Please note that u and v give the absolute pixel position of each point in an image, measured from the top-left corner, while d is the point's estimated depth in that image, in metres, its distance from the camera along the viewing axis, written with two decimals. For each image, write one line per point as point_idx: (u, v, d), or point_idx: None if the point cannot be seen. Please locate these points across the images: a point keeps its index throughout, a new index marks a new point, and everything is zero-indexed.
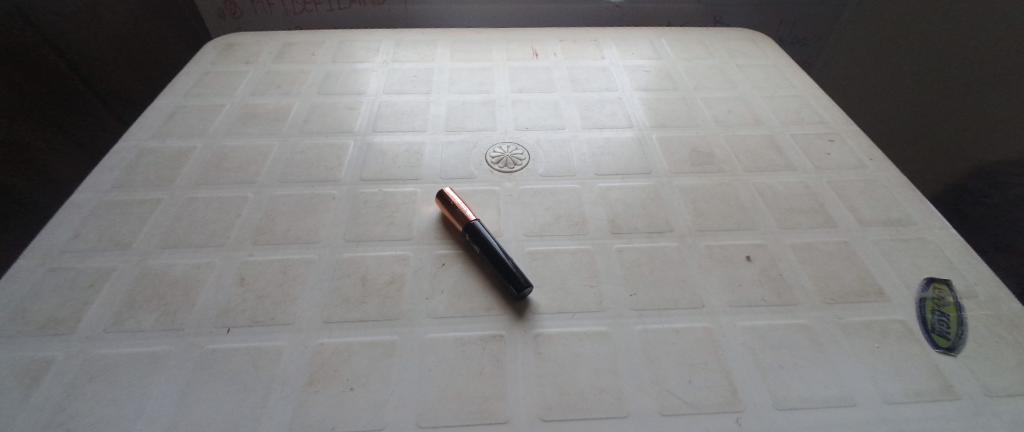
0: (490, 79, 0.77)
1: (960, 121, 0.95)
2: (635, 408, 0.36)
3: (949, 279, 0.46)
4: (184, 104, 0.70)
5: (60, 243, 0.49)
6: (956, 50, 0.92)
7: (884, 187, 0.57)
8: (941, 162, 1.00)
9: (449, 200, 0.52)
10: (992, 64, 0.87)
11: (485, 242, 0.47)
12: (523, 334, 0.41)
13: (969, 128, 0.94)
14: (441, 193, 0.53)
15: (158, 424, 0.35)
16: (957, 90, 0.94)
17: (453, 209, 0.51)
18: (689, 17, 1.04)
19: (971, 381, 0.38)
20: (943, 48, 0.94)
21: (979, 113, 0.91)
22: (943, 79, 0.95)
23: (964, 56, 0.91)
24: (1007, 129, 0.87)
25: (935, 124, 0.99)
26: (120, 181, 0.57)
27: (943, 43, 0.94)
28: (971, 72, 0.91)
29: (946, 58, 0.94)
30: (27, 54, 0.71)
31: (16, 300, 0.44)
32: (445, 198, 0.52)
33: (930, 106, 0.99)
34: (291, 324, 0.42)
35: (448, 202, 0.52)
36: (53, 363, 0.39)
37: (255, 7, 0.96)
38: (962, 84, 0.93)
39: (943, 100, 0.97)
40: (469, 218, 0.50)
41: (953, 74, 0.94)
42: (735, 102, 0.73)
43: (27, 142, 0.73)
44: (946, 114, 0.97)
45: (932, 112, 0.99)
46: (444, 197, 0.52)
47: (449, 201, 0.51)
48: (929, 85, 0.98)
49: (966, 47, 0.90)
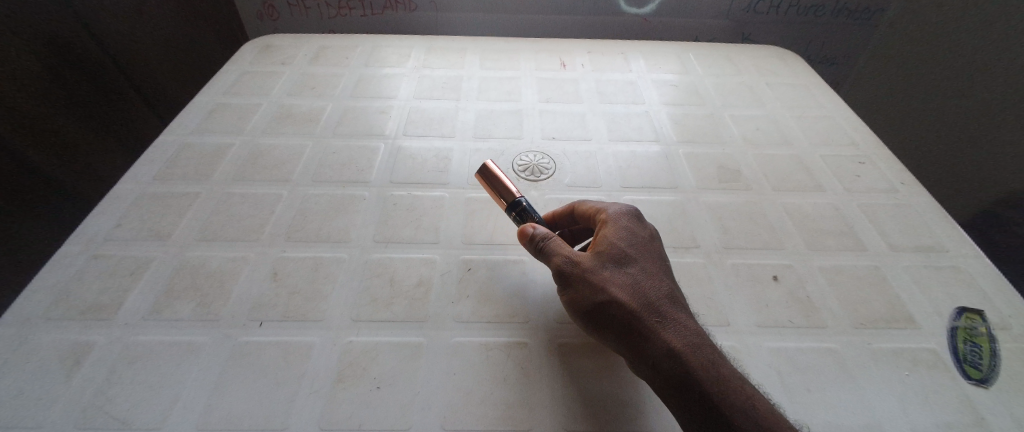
0: (518, 88, 0.78)
1: (1005, 139, 0.85)
2: (657, 424, 0.36)
3: (982, 310, 0.45)
4: (223, 102, 0.73)
5: (104, 231, 0.52)
6: (993, 67, 0.86)
7: (916, 213, 0.56)
8: (982, 177, 0.91)
9: (495, 176, 0.48)
10: (997, 77, 0.86)
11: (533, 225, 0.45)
12: (547, 342, 0.42)
13: (975, 143, 0.91)
14: (484, 167, 0.49)
15: (192, 413, 0.36)
16: (999, 108, 0.86)
17: (497, 186, 0.48)
18: (716, 33, 1.04)
19: (1004, 415, 0.37)
20: (979, 66, 0.88)
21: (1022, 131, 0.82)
22: (981, 101, 0.89)
23: (1003, 74, 0.84)
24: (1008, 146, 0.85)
25: (946, 138, 0.97)
26: (160, 175, 0.60)
27: (980, 60, 0.88)
28: (1006, 90, 0.84)
29: (983, 76, 0.88)
30: (86, 61, 0.74)
31: (62, 284, 0.46)
32: (488, 173, 0.49)
33: (972, 125, 0.91)
34: (321, 321, 0.43)
35: (491, 179, 0.49)
36: (94, 347, 0.40)
37: (291, 11, 0.99)
38: (1003, 101, 0.85)
39: (988, 119, 0.88)
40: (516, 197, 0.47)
41: (990, 92, 0.87)
42: (763, 120, 0.72)
43: (82, 146, 0.76)
44: (983, 133, 0.89)
45: (976, 131, 0.91)
46: (486, 173, 0.49)
47: (495, 177, 0.48)
48: (967, 104, 0.91)
49: (1004, 64, 0.84)
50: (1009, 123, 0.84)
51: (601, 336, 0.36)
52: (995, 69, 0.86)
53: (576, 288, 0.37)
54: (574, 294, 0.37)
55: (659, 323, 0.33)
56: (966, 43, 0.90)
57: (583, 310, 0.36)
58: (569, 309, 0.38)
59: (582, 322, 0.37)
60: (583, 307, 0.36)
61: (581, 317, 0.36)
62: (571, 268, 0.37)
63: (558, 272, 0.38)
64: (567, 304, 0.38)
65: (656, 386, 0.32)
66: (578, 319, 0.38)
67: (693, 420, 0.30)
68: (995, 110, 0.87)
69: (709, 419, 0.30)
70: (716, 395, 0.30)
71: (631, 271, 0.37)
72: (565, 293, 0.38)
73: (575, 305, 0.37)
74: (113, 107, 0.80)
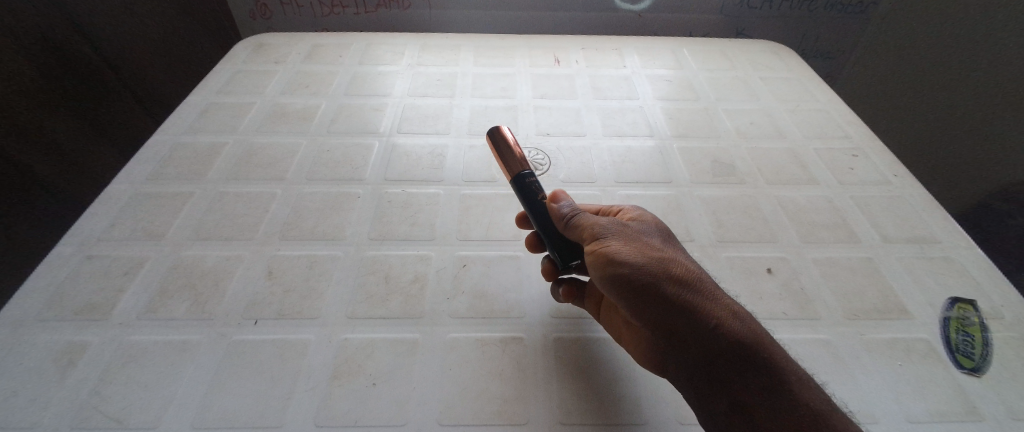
0: (513, 85, 0.78)
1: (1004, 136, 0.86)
2: (652, 416, 0.36)
3: (974, 300, 0.46)
4: (217, 101, 0.72)
5: (97, 232, 0.51)
6: (990, 66, 0.86)
7: (909, 205, 0.57)
8: (978, 172, 0.92)
9: (505, 141, 0.46)
10: (992, 74, 0.86)
11: (530, 195, 0.42)
12: (542, 337, 0.42)
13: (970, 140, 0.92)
14: (496, 131, 0.47)
15: (188, 412, 0.36)
16: (998, 106, 0.86)
17: (507, 155, 0.46)
18: (710, 29, 1.04)
19: (995, 403, 0.37)
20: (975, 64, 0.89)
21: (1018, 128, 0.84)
22: (975, 97, 0.90)
23: (1002, 72, 0.85)
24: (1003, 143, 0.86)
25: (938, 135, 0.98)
26: (153, 174, 0.59)
27: (974, 56, 0.89)
28: (1001, 86, 0.85)
29: (980, 74, 0.88)
30: (78, 62, 0.73)
31: (55, 285, 0.45)
32: (500, 140, 0.46)
33: (970, 123, 0.92)
34: (317, 319, 0.43)
35: (504, 147, 0.46)
36: (88, 347, 0.40)
37: (284, 9, 0.99)
38: (1002, 99, 0.85)
39: (983, 116, 0.89)
40: (522, 166, 0.45)
41: (984, 89, 0.88)
42: (757, 114, 0.73)
43: (74, 147, 0.75)
44: (978, 130, 0.91)
45: (973, 129, 0.91)
46: (499, 141, 0.46)
47: (505, 142, 0.46)
48: (964, 103, 0.92)
49: (1002, 62, 0.84)
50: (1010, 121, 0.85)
51: (646, 302, 0.32)
52: (990, 66, 0.86)
53: (631, 242, 0.34)
54: (626, 249, 0.33)
55: (714, 289, 0.33)
56: (962, 41, 0.90)
57: (637, 264, 0.32)
58: (608, 269, 0.33)
59: (623, 283, 0.32)
60: (638, 260, 0.32)
61: (631, 274, 0.32)
62: (620, 227, 0.36)
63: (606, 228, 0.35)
64: (610, 259, 0.33)
65: (715, 353, 0.30)
66: (617, 282, 0.33)
67: (758, 386, 0.28)
68: (993, 108, 0.87)
69: (776, 382, 0.28)
70: (778, 360, 0.29)
71: (674, 245, 0.37)
72: (611, 246, 0.34)
73: (627, 258, 0.33)
74: (106, 108, 0.79)
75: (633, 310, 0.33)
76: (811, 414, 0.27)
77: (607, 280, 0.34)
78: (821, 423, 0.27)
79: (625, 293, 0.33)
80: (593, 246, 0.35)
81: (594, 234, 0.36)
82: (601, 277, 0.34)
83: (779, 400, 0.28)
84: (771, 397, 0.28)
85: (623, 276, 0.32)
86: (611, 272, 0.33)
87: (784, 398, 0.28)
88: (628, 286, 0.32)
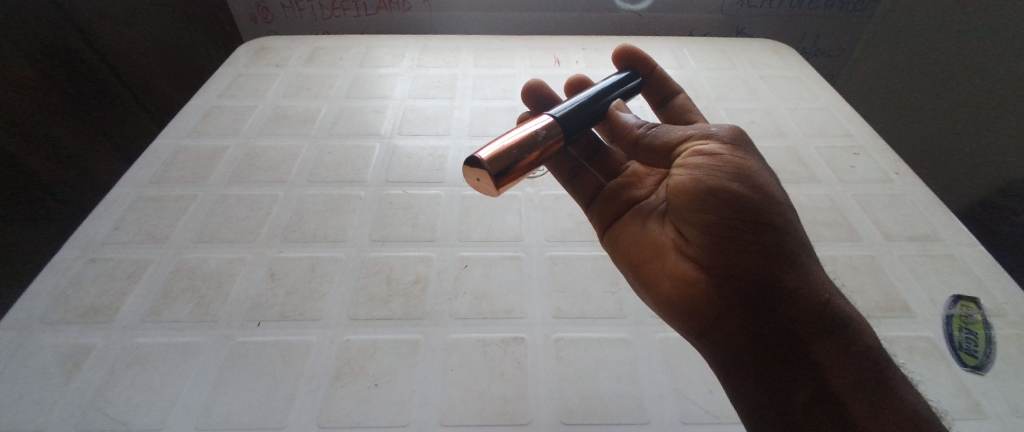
0: (513, 85, 0.78)
1: (1002, 124, 0.81)
2: (655, 415, 0.36)
3: (977, 298, 0.45)
4: (219, 104, 0.73)
5: (101, 235, 0.52)
6: (973, 65, 0.85)
7: (911, 202, 0.57)
8: (978, 164, 0.87)
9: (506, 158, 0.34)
10: (967, 73, 0.86)
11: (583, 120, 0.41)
12: (544, 337, 0.42)
13: (950, 138, 0.91)
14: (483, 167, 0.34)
15: (191, 414, 0.36)
16: (995, 98, 0.82)
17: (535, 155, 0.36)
18: (709, 28, 1.04)
19: (999, 401, 0.37)
20: (951, 63, 0.88)
21: (991, 125, 0.83)
22: (951, 96, 0.89)
23: (997, 64, 0.81)
24: (978, 140, 0.86)
25: (921, 133, 0.97)
26: (157, 178, 0.60)
27: (953, 53, 0.88)
28: (976, 84, 0.85)
29: (978, 63, 0.84)
30: (81, 67, 0.73)
31: (59, 289, 0.46)
32: (506, 180, 0.35)
33: (949, 121, 0.91)
34: (319, 320, 0.43)
35: (519, 172, 0.36)
36: (93, 349, 0.40)
37: (286, 12, 1.01)
38: (990, 95, 0.83)
39: (959, 115, 0.89)
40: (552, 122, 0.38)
41: (960, 88, 0.88)
42: (758, 112, 0.73)
43: (78, 151, 0.75)
44: (954, 128, 0.90)
45: (970, 119, 0.87)
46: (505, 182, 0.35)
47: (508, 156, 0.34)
48: (943, 101, 0.91)
49: (1000, 52, 0.80)
50: (994, 118, 0.82)
51: (752, 231, 0.32)
52: (966, 64, 0.86)
53: (753, 164, 0.33)
54: (751, 170, 0.33)
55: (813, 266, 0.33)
56: (962, 29, 0.86)
57: (759, 188, 0.32)
58: (723, 180, 0.32)
59: (735, 200, 0.32)
60: (756, 196, 0.32)
61: (751, 207, 0.31)
62: (741, 140, 0.34)
63: (727, 138, 0.34)
64: (732, 171, 0.32)
65: (801, 310, 0.32)
66: (729, 199, 0.32)
67: (853, 364, 0.30)
68: (990, 96, 0.82)
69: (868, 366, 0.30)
70: (866, 349, 0.31)
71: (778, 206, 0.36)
72: (732, 167, 0.32)
73: (749, 181, 0.32)
74: (109, 112, 0.79)
75: (729, 237, 0.32)
76: (910, 408, 0.28)
77: (715, 190, 0.32)
78: (917, 415, 0.28)
79: (730, 214, 0.32)
80: (704, 148, 0.33)
81: (703, 139, 0.34)
82: (702, 189, 0.32)
83: (874, 381, 0.29)
84: (862, 382, 0.29)
85: (739, 196, 0.32)
86: (724, 183, 0.32)
87: (873, 389, 0.29)
88: (737, 210, 0.31)
